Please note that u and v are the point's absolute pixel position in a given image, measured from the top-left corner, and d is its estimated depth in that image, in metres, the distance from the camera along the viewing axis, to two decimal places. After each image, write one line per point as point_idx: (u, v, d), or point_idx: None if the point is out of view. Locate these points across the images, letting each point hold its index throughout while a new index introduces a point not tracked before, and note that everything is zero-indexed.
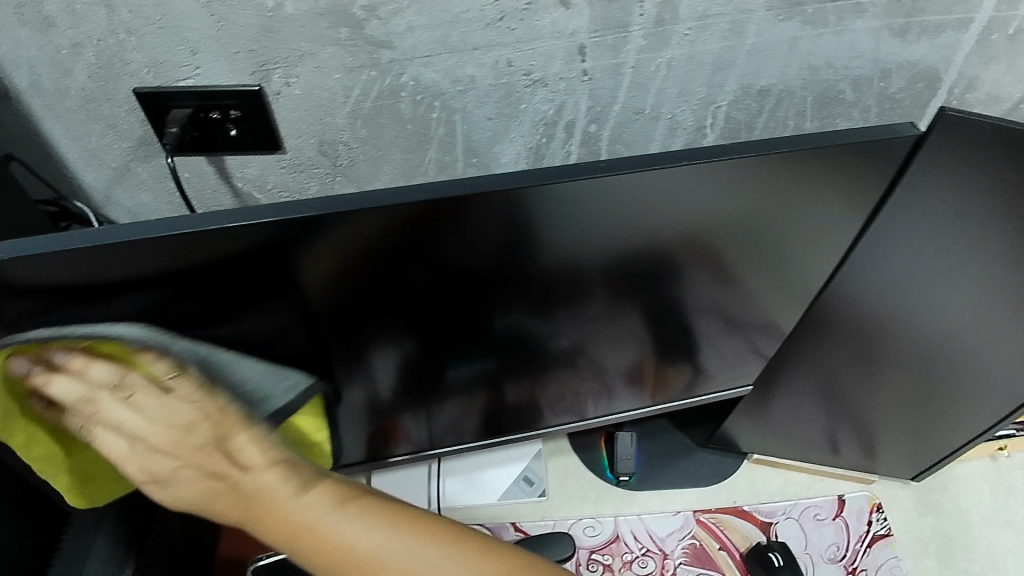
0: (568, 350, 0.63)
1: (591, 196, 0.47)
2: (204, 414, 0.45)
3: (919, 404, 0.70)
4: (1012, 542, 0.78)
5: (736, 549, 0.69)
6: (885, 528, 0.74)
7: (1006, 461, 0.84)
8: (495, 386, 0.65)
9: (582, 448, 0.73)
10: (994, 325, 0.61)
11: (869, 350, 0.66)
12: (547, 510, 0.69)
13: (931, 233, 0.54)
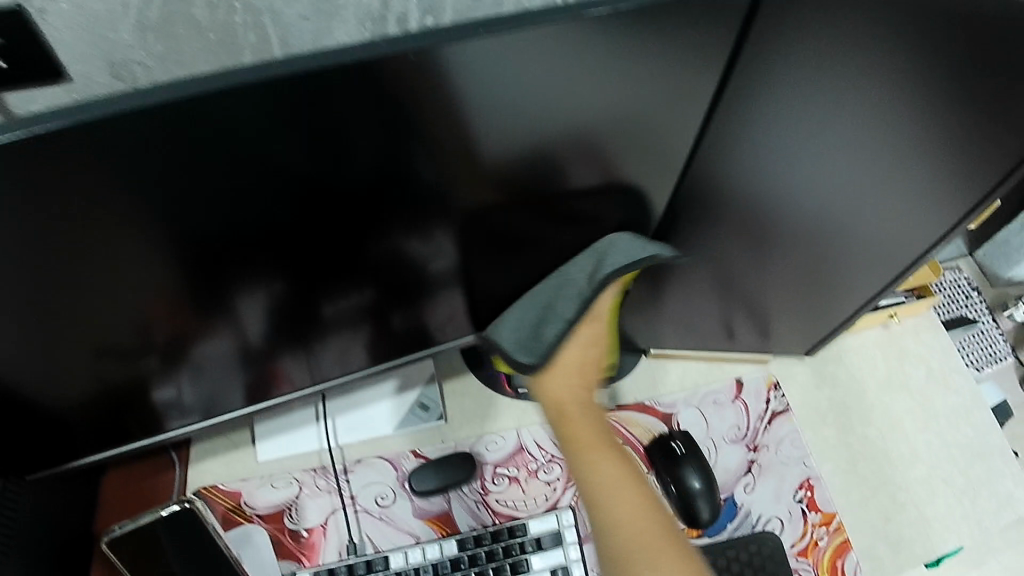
0: (448, 265, 0.61)
1: (432, 84, 0.44)
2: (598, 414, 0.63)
3: (808, 284, 0.71)
4: (904, 403, 0.83)
5: (639, 442, 0.70)
6: (783, 404, 0.76)
7: (898, 328, 0.88)
8: (377, 314, 0.62)
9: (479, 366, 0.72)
10: (870, 198, 0.60)
11: (752, 231, 0.65)
12: (449, 433, 0.67)
13: (801, 101, 0.52)
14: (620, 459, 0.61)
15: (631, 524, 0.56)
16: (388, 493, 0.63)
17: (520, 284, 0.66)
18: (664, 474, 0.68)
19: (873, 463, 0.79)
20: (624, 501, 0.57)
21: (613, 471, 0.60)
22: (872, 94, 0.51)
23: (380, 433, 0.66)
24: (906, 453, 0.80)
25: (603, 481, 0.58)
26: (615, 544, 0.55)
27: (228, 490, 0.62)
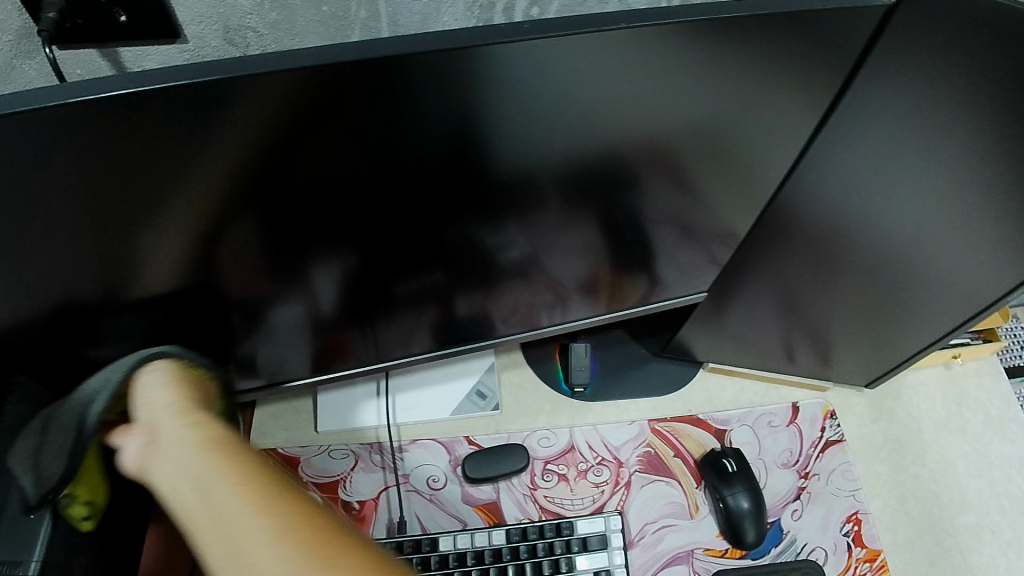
0: (521, 259, 0.62)
1: (546, 75, 0.44)
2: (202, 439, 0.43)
3: (876, 314, 0.70)
4: (961, 448, 0.80)
5: (691, 456, 0.69)
6: (837, 434, 0.75)
7: (959, 369, 0.86)
8: (446, 298, 0.63)
9: (535, 362, 0.72)
10: (960, 231, 0.59)
11: (831, 257, 0.64)
12: (502, 423, 0.67)
13: (907, 129, 0.51)
14: (268, 471, 0.41)
15: (256, 528, 0.37)
16: (440, 477, 0.63)
17: (589, 281, 0.67)
18: (713, 490, 0.67)
19: (922, 504, 0.76)
20: (233, 523, 0.38)
21: (202, 460, 0.41)
22: (981, 126, 0.50)
23: (435, 416, 0.66)
24: (958, 499, 0.78)
25: (226, 493, 0.39)
26: (213, 552, 0.37)
27: (286, 455, 0.63)
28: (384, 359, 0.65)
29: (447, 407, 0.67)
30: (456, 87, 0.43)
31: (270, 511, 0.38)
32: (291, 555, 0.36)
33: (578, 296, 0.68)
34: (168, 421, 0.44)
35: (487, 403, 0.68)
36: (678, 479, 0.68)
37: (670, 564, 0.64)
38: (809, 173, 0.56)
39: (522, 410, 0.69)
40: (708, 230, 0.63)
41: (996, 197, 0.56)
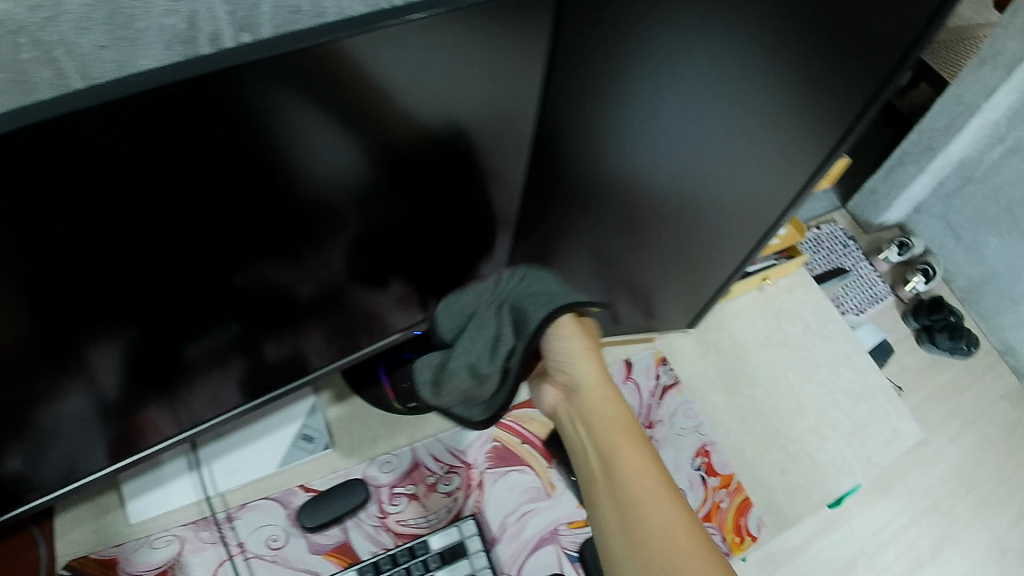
0: (321, 289, 0.59)
1: (264, 100, 0.41)
2: (618, 407, 0.58)
3: (681, 258, 0.73)
4: (789, 360, 0.87)
5: (538, 438, 0.70)
6: (671, 377, 0.79)
7: (772, 289, 0.91)
8: (250, 346, 0.60)
9: (364, 386, 0.70)
10: (736, 164, 0.61)
11: (630, 211, 0.66)
12: (339, 460, 0.66)
13: (664, 74, 0.53)
14: (637, 451, 0.56)
15: (654, 500, 0.53)
16: (280, 535, 0.61)
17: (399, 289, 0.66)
18: (563, 465, 0.68)
19: (765, 420, 0.81)
20: (660, 518, 0.52)
21: (609, 431, 0.57)
22: (736, 58, 0.51)
23: (263, 473, 0.64)
24: (794, 407, 0.84)
25: (624, 468, 0.55)
26: (605, 508, 0.54)
27: (101, 560, 0.58)
28: (197, 424, 0.61)
29: (274, 458, 0.64)
30: (183, 126, 0.40)
31: (665, 501, 0.53)
32: (676, 529, 0.52)
33: (396, 307, 0.67)
34: (584, 382, 0.59)
35: (317, 445, 0.66)
36: (528, 464, 0.68)
37: (538, 548, 0.65)
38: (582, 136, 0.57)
39: (356, 440, 0.68)
40: (500, 215, 0.63)
41: (759, 133, 0.57)
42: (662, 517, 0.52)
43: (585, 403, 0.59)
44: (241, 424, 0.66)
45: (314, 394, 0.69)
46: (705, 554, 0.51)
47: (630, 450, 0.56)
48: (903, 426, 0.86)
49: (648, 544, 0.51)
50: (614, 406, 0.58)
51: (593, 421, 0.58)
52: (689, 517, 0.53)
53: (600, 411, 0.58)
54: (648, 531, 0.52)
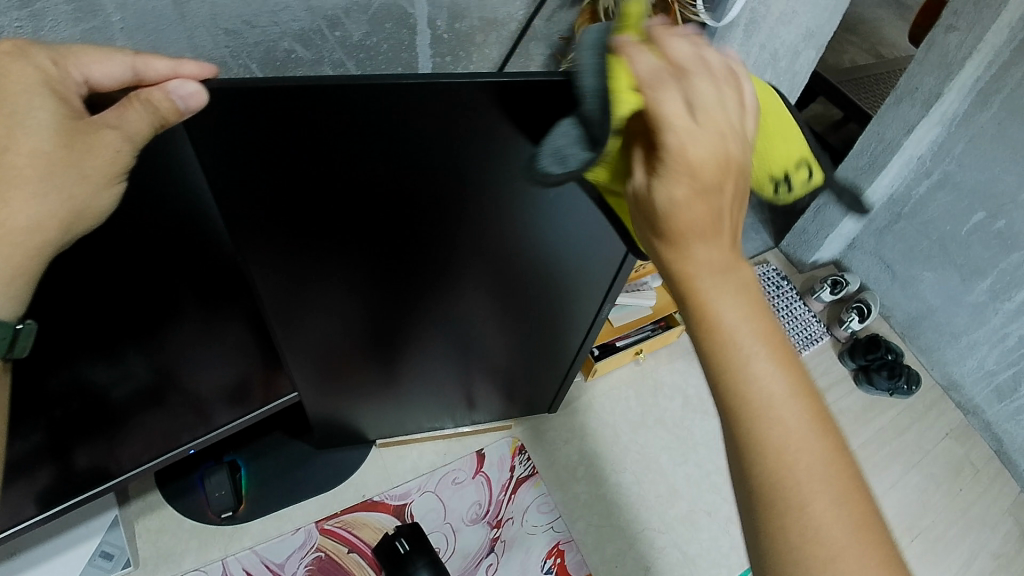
0: (139, 391, 0.58)
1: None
2: (773, 409, 0.39)
3: (542, 347, 0.65)
4: (665, 440, 0.81)
5: (367, 546, 0.67)
6: (528, 469, 0.75)
7: (650, 362, 0.87)
8: (60, 454, 0.58)
9: (177, 495, 0.68)
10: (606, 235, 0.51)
11: (505, 289, 0.55)
12: None
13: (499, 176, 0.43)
14: (823, 451, 0.39)
15: (822, 478, 0.38)
16: None
17: (221, 382, 0.62)
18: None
19: (627, 511, 0.75)
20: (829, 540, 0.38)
21: (790, 483, 0.38)
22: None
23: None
24: (667, 493, 0.77)
25: (793, 476, 0.38)
26: (764, 501, 0.39)
27: None
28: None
29: None
30: None
31: (830, 471, 0.39)
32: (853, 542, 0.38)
33: (216, 400, 0.64)
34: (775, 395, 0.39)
35: (114, 563, 0.63)
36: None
37: None
38: (423, 227, 0.46)
39: (161, 555, 0.65)
40: (335, 330, 0.56)
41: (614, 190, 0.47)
42: (829, 499, 0.38)
43: (739, 387, 0.40)
44: (26, 546, 0.63)
45: (119, 505, 0.66)
46: (863, 537, 0.38)
47: (811, 461, 0.39)
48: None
49: (813, 539, 0.38)
50: (755, 369, 0.40)
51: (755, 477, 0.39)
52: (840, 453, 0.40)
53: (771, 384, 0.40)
54: (777, 497, 0.38)
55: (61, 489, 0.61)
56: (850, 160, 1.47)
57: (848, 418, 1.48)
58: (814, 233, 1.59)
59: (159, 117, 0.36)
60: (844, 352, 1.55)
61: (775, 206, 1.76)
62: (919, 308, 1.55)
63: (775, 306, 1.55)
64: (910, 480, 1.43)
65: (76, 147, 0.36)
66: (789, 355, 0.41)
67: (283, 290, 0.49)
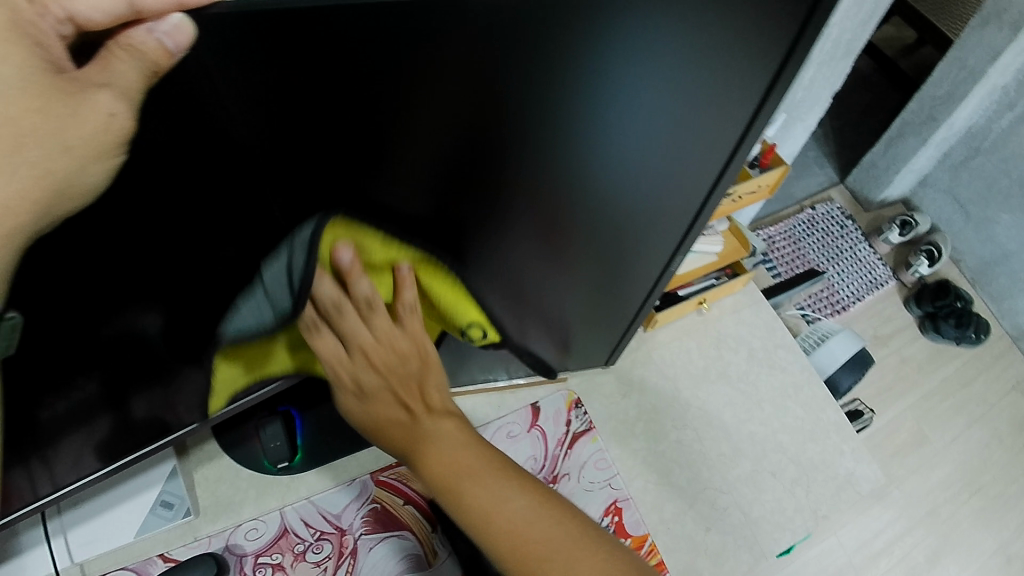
0: (192, 342, 0.56)
1: None
2: (474, 451, 0.57)
3: (599, 295, 0.61)
4: (727, 396, 0.77)
5: (422, 499, 0.66)
6: (584, 423, 0.72)
7: (713, 312, 0.82)
8: (118, 402, 0.57)
9: (233, 446, 0.67)
10: (674, 173, 0.46)
11: (558, 229, 0.51)
12: (200, 527, 0.64)
13: (555, 98, 0.38)
14: (548, 509, 0.54)
15: (539, 527, 0.53)
16: None
17: (272, 334, 0.60)
18: (443, 531, 0.64)
19: (687, 468, 0.73)
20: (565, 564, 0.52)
21: (497, 543, 0.53)
22: (654, 58, 0.37)
23: (119, 543, 0.62)
24: (727, 452, 0.74)
25: (501, 527, 0.53)
26: (490, 547, 0.53)
27: None
28: (62, 485, 0.60)
29: (130, 529, 0.63)
30: None
31: (551, 513, 0.54)
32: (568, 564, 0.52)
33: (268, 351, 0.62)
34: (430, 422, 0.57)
35: (174, 513, 0.64)
36: (410, 529, 0.65)
37: None
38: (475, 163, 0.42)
39: (219, 505, 0.65)
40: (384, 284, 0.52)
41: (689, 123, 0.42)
42: (553, 532, 0.53)
43: (428, 462, 0.56)
44: (91, 496, 0.64)
45: (178, 457, 0.67)
46: (578, 541, 0.53)
47: (484, 482, 0.55)
48: (860, 471, 0.75)
49: (539, 559, 0.52)
50: (504, 500, 0.54)
51: (476, 528, 0.53)
52: (549, 500, 0.55)
53: (396, 370, 0.56)
54: (498, 551, 0.53)
55: (119, 437, 0.61)
56: (927, 91, 1.34)
57: (911, 367, 1.41)
58: (884, 168, 1.48)
59: (148, 62, 0.31)
60: (910, 297, 1.46)
61: (841, 141, 1.64)
62: (994, 253, 1.45)
63: (839, 248, 1.46)
64: (974, 434, 1.37)
65: (76, 108, 0.31)
66: (505, 466, 0.57)
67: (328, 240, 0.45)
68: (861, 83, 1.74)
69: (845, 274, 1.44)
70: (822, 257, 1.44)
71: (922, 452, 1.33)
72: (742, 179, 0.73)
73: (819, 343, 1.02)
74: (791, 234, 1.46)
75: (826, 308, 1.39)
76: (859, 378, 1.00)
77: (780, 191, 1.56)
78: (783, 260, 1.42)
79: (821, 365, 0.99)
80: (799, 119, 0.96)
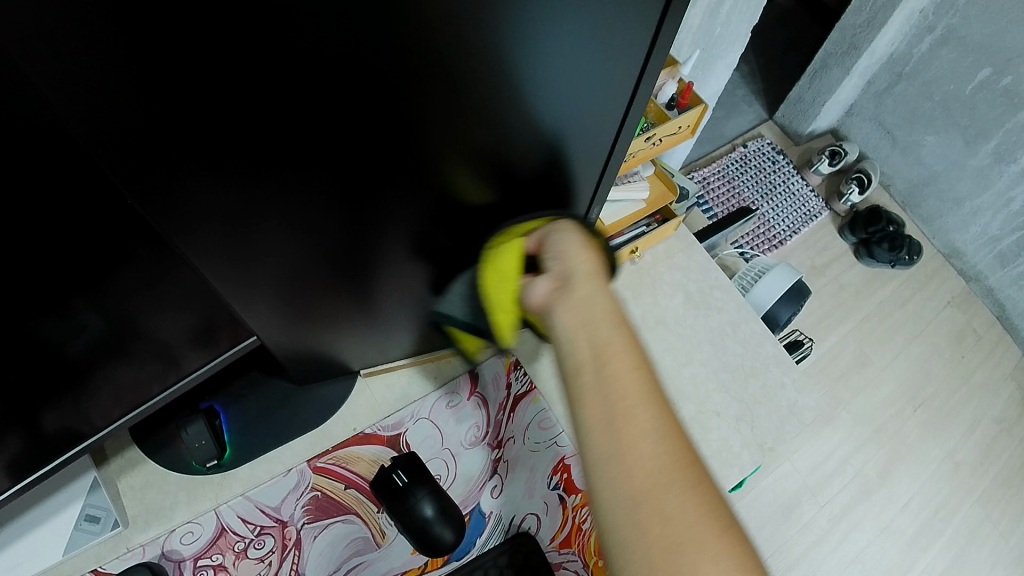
0: (98, 343, 0.52)
1: None
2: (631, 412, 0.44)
3: (523, 238, 0.60)
4: (667, 341, 0.77)
5: (364, 481, 0.65)
6: (524, 385, 0.67)
7: (646, 260, 0.82)
8: (25, 418, 0.53)
9: (158, 448, 0.64)
10: (581, 101, 0.45)
11: (474, 176, 0.48)
12: (131, 536, 0.61)
13: (463, 63, 0.36)
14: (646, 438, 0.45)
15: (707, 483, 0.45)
16: None
17: (190, 325, 0.57)
18: (388, 510, 0.63)
19: None
20: None
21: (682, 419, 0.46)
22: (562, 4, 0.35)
23: (48, 563, 0.58)
24: (672, 396, 0.74)
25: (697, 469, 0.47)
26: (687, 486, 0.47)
27: None
28: None
29: (54, 548, 0.59)
30: None
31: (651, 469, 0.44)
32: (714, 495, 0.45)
33: (184, 345, 0.59)
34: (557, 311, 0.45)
35: (101, 525, 0.60)
36: (354, 512, 0.64)
37: None
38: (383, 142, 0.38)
39: (149, 512, 0.62)
40: (293, 270, 0.48)
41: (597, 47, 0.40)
42: None
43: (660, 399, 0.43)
44: (6, 518, 0.59)
45: (97, 465, 0.63)
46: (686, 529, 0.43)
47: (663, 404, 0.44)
48: (802, 401, 0.76)
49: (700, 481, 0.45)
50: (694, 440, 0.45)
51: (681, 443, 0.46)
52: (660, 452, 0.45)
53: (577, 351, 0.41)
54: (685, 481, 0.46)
55: (30, 453, 0.56)
56: (847, 19, 1.34)
57: (849, 293, 1.44)
58: (811, 100, 1.48)
59: None
60: (844, 226, 1.49)
61: (767, 76, 1.65)
62: (921, 175, 1.48)
63: (773, 183, 1.47)
64: (913, 351, 1.42)
65: None
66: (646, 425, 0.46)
67: (242, 243, 0.41)
68: (782, 16, 1.74)
69: (780, 209, 1.45)
70: (756, 194, 1.45)
71: (865, 374, 1.37)
72: (661, 120, 0.71)
73: (756, 280, 1.02)
74: (725, 174, 1.46)
75: (763, 244, 1.41)
76: (798, 309, 1.01)
77: (712, 130, 1.56)
78: (719, 199, 1.42)
79: (760, 301, 0.99)
80: (719, 56, 0.95)
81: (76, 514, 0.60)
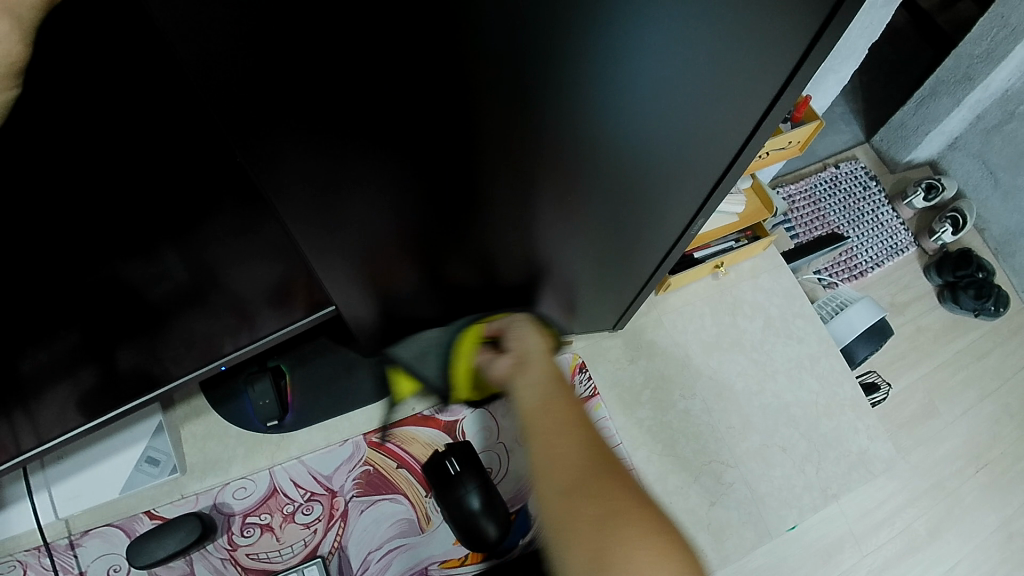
0: (176, 291, 0.52)
1: None
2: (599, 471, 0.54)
3: (611, 253, 0.56)
4: (739, 365, 0.74)
5: (416, 462, 0.64)
6: (588, 390, 0.70)
7: (728, 278, 0.78)
8: (102, 354, 0.54)
9: (223, 401, 0.65)
10: (703, 126, 0.41)
11: (574, 181, 0.45)
12: (187, 485, 0.62)
13: (587, 49, 0.34)
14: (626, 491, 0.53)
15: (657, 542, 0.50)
16: (122, 564, 0.59)
17: (267, 281, 0.57)
18: (437, 496, 0.62)
19: (694, 441, 0.70)
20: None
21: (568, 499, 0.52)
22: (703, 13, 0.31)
23: (106, 497, 0.61)
24: (737, 424, 0.71)
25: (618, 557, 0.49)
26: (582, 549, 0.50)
27: None
28: (46, 441, 0.58)
29: (113, 486, 0.61)
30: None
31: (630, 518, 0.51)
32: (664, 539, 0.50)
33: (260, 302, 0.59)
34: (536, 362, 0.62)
35: (158, 469, 0.62)
36: (403, 492, 0.63)
37: None
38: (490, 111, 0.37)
39: (208, 463, 0.63)
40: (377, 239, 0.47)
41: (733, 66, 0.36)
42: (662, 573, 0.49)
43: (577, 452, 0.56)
44: (76, 451, 0.62)
45: (163, 411, 0.64)
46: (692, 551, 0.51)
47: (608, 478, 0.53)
48: (874, 449, 0.72)
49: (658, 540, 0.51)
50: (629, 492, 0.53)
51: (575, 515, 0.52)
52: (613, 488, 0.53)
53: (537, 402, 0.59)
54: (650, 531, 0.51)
55: (102, 389, 0.58)
56: (965, 47, 1.26)
57: (926, 338, 1.37)
58: (913, 128, 1.41)
59: None
60: (930, 266, 1.41)
61: (869, 98, 1.57)
62: (1021, 224, 1.39)
63: (860, 211, 1.41)
64: (985, 408, 1.34)
65: None
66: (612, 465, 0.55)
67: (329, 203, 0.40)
68: (893, 36, 1.65)
69: (864, 238, 1.39)
70: (843, 220, 1.39)
71: (931, 425, 1.31)
72: (771, 133, 0.68)
73: (837, 311, 0.98)
74: (812, 194, 1.40)
75: (843, 273, 1.35)
76: (877, 348, 0.96)
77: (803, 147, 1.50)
78: (803, 220, 1.36)
79: (839, 334, 0.95)
80: (833, 71, 0.90)
81: (139, 456, 0.62)
